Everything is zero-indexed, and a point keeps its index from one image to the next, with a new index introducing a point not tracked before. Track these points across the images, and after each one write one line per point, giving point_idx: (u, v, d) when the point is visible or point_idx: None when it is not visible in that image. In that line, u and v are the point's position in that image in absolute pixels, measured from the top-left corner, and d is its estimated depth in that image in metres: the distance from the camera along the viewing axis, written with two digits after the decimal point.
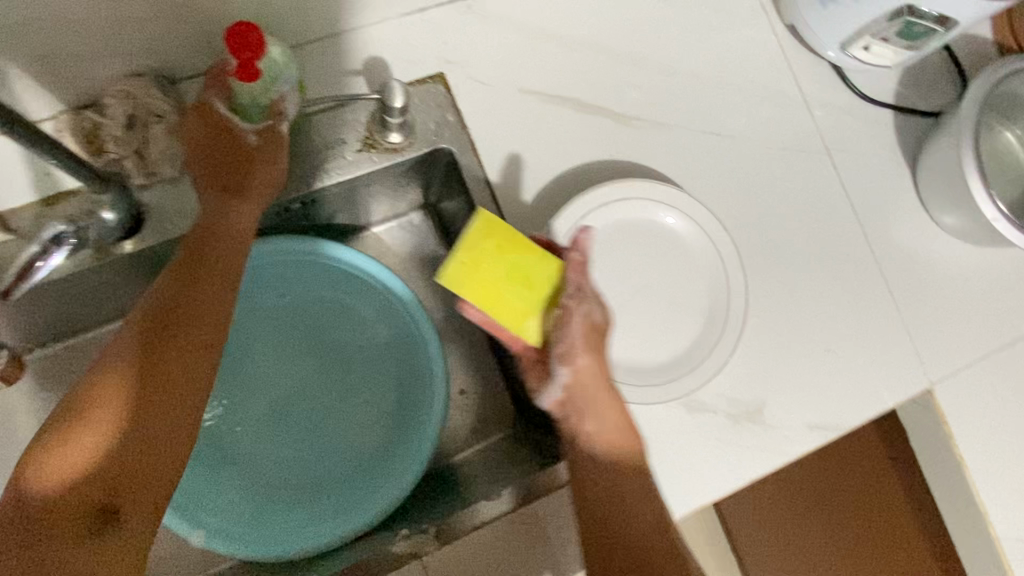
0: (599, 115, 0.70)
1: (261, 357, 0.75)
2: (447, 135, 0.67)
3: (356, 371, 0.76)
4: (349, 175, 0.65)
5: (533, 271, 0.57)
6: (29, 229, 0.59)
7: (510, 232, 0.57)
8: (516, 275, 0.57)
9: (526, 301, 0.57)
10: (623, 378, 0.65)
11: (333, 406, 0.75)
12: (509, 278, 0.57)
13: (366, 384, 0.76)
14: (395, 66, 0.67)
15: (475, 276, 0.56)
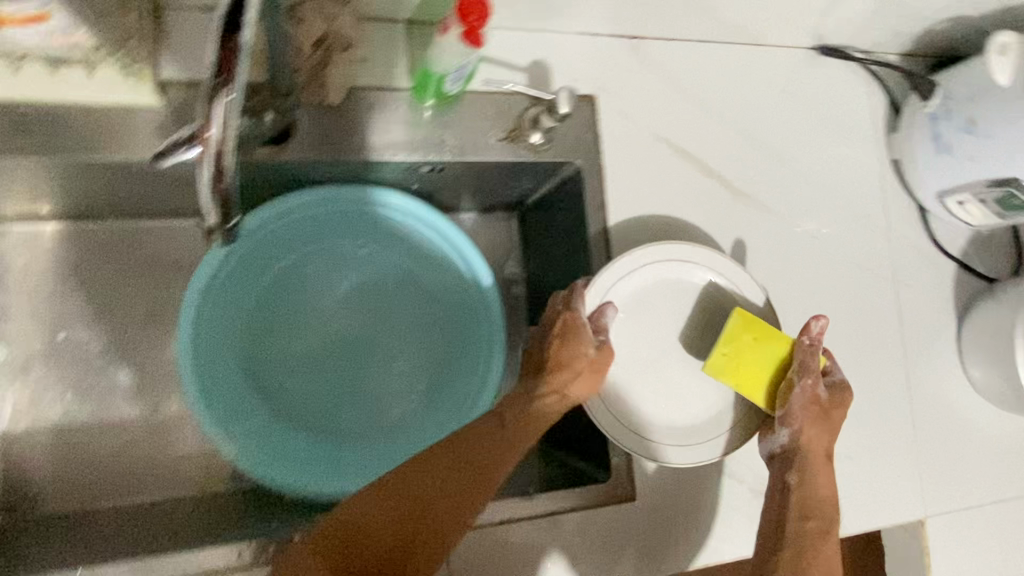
0: (716, 181, 0.75)
1: (327, 302, 0.78)
2: (581, 152, 0.70)
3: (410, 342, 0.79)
4: (486, 159, 0.69)
5: (768, 340, 0.68)
6: (180, 102, 0.58)
7: (763, 327, 0.68)
8: (779, 363, 0.68)
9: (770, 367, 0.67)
10: (670, 424, 0.69)
11: (379, 368, 0.78)
12: (757, 352, 0.67)
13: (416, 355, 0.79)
14: (556, 74, 0.70)
15: (736, 364, 0.67)
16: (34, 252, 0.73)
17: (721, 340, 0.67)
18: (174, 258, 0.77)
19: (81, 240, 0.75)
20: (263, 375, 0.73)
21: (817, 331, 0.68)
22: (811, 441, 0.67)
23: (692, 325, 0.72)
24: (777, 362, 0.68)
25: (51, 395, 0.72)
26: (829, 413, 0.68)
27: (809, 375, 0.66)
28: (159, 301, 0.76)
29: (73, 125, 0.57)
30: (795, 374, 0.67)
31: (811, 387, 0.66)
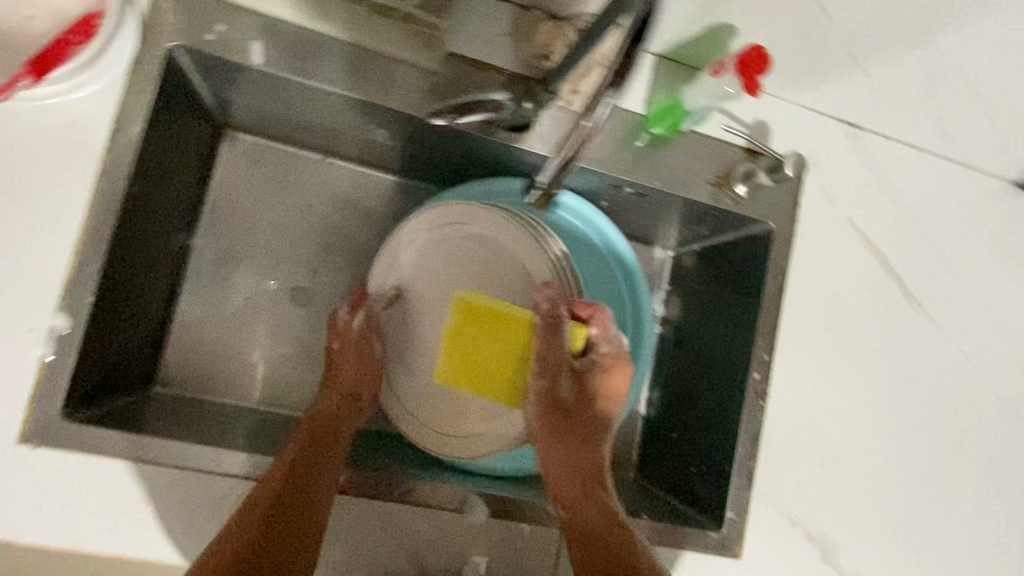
0: (892, 280, 0.77)
1: None
2: (777, 217, 0.73)
3: None
4: (691, 196, 0.72)
5: (485, 311, 0.61)
6: (453, 75, 0.65)
7: (494, 309, 0.61)
8: (512, 347, 0.61)
9: (483, 339, 0.61)
10: (787, 493, 0.72)
11: None
12: (479, 336, 0.61)
13: None
14: (775, 140, 0.73)
15: (461, 355, 0.61)
16: (251, 163, 0.80)
17: (450, 338, 0.61)
18: (366, 205, 0.83)
19: (292, 163, 0.81)
20: None
21: (590, 317, 0.63)
22: (568, 442, 0.63)
23: (832, 409, 0.74)
24: (507, 351, 0.61)
25: (228, 294, 0.78)
26: (586, 391, 0.63)
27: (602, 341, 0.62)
28: (342, 239, 0.82)
29: (355, 66, 0.64)
30: (574, 353, 0.62)
31: (548, 352, 0.61)
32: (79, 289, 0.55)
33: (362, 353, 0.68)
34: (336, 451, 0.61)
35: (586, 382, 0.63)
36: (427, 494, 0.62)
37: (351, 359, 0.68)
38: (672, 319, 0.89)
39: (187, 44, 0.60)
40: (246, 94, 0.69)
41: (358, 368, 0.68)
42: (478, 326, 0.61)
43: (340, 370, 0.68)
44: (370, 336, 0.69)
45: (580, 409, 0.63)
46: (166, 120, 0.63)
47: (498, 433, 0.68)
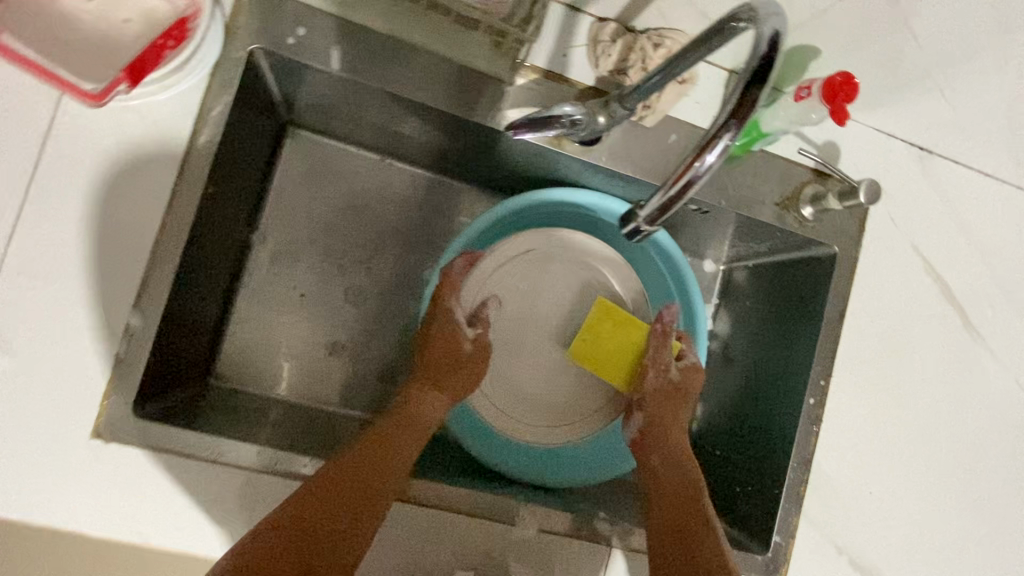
0: (954, 311, 0.75)
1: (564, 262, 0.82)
2: (841, 241, 0.72)
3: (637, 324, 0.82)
4: (757, 216, 0.71)
5: (619, 318, 0.70)
6: (526, 86, 0.64)
7: (625, 315, 0.70)
8: (631, 353, 0.69)
9: (613, 346, 0.69)
10: (836, 520, 0.71)
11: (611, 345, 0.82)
12: (608, 350, 0.69)
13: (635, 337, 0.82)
14: (844, 163, 0.72)
15: (589, 350, 0.69)
16: (311, 160, 0.80)
17: (584, 327, 0.70)
18: (422, 205, 0.83)
19: (350, 161, 0.81)
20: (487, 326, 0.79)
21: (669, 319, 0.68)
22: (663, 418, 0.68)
23: (887, 438, 0.73)
24: (630, 350, 0.69)
25: (285, 290, 0.78)
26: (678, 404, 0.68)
27: (660, 364, 0.68)
28: (398, 240, 0.82)
29: (431, 74, 0.63)
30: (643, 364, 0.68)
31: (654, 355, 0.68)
32: (157, 290, 0.56)
33: (448, 356, 0.67)
34: (412, 448, 0.63)
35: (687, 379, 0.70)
36: (480, 503, 0.63)
37: (442, 348, 0.67)
38: (721, 333, 0.88)
39: (267, 46, 0.60)
40: (316, 94, 0.69)
41: (448, 377, 0.68)
42: (609, 323, 0.70)
43: (456, 342, 0.68)
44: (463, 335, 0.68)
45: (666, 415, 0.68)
46: (241, 119, 0.63)
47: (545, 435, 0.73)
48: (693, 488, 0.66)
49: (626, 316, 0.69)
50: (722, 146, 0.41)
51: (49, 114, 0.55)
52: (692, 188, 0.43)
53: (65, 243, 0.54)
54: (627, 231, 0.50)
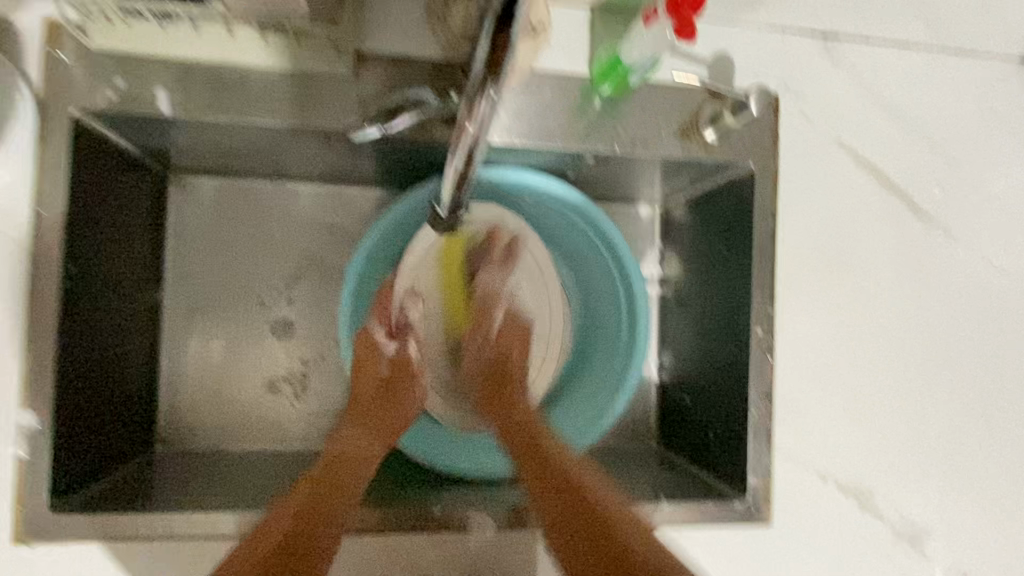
0: (895, 198, 0.69)
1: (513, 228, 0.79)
2: (756, 155, 0.67)
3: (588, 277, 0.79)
4: (658, 152, 0.66)
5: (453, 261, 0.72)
6: (372, 81, 0.60)
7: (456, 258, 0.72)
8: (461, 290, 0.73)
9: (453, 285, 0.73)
10: (811, 447, 0.67)
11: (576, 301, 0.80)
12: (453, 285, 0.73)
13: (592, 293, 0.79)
14: (740, 71, 0.66)
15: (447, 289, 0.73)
16: (206, 203, 0.77)
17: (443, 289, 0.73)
18: (329, 222, 0.80)
19: (245, 194, 0.78)
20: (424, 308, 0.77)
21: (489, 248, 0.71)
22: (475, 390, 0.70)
23: (848, 350, 0.68)
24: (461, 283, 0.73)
25: (210, 342, 0.76)
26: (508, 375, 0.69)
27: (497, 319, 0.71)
28: (312, 262, 0.79)
29: (268, 92, 0.59)
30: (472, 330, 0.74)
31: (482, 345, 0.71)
32: (39, 380, 0.56)
33: (379, 395, 0.66)
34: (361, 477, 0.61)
35: (505, 346, 0.70)
36: (432, 517, 0.62)
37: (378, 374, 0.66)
38: (671, 277, 0.84)
39: (87, 106, 0.57)
40: (170, 141, 0.66)
41: (369, 414, 0.65)
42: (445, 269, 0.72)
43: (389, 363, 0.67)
44: (375, 354, 0.66)
45: (509, 350, 0.70)
46: (95, 187, 0.61)
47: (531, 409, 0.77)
48: (545, 449, 0.64)
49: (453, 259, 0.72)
50: (488, 101, 0.39)
51: None
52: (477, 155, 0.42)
53: None
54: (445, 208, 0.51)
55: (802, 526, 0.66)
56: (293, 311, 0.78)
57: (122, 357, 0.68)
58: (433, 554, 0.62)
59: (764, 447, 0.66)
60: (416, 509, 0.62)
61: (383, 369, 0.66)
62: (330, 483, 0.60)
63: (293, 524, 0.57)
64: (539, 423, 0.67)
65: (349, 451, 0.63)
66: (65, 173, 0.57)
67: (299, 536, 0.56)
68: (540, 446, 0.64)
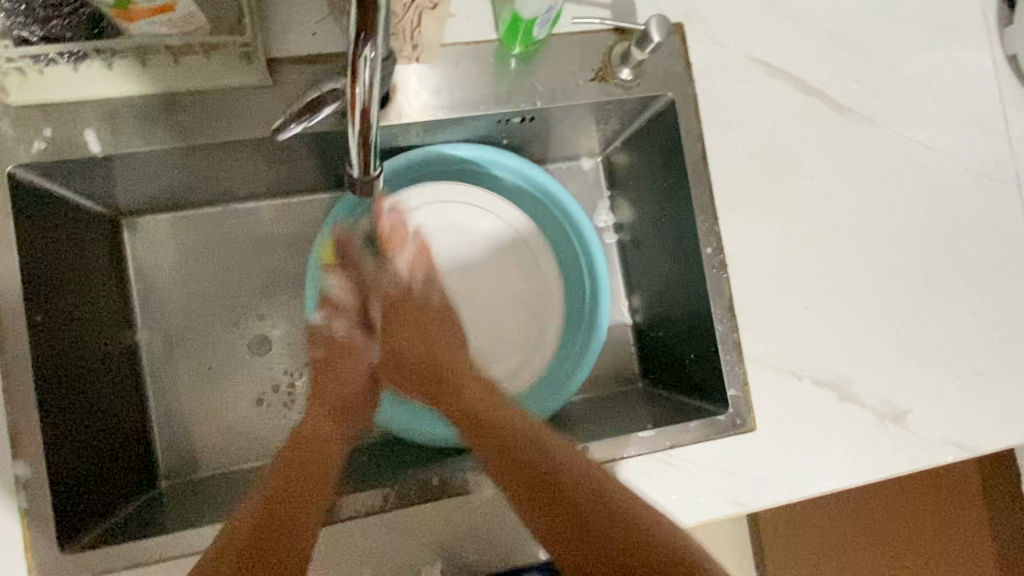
0: (813, 98, 0.72)
1: None
2: (673, 84, 0.69)
3: None
4: (579, 99, 0.68)
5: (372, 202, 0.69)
6: (292, 83, 0.62)
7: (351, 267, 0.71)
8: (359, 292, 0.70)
9: None
10: (781, 349, 0.70)
11: None
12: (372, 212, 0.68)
13: None
14: (642, 6, 0.68)
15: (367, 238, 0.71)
16: (162, 239, 0.79)
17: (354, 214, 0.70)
18: (286, 234, 0.82)
19: (199, 224, 0.80)
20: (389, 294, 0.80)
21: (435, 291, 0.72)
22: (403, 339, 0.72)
23: (798, 250, 0.71)
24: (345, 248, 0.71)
25: (196, 370, 0.78)
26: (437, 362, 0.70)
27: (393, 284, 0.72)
28: (278, 275, 0.81)
29: (194, 113, 0.61)
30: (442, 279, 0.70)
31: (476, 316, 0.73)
32: (25, 432, 0.57)
33: (335, 373, 0.70)
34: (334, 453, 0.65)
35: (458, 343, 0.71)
36: (458, 483, 0.64)
37: (335, 383, 0.70)
38: (625, 222, 0.86)
39: (20, 161, 0.59)
40: (113, 182, 0.68)
41: (330, 393, 0.69)
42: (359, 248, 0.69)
43: (339, 368, 0.71)
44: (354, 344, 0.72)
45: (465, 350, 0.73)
46: (46, 236, 0.63)
47: None
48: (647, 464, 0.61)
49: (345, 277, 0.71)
50: (365, 62, 0.40)
51: None
52: (373, 112, 0.45)
53: None
54: (355, 170, 0.51)
55: (789, 427, 0.69)
56: (269, 324, 0.80)
57: (106, 399, 0.69)
58: (446, 525, 0.63)
59: (738, 358, 0.69)
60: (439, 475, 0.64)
61: (350, 377, 0.70)
62: (308, 448, 0.64)
63: (280, 488, 0.60)
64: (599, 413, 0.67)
65: (314, 426, 0.67)
66: (10, 229, 0.58)
67: (288, 510, 0.58)
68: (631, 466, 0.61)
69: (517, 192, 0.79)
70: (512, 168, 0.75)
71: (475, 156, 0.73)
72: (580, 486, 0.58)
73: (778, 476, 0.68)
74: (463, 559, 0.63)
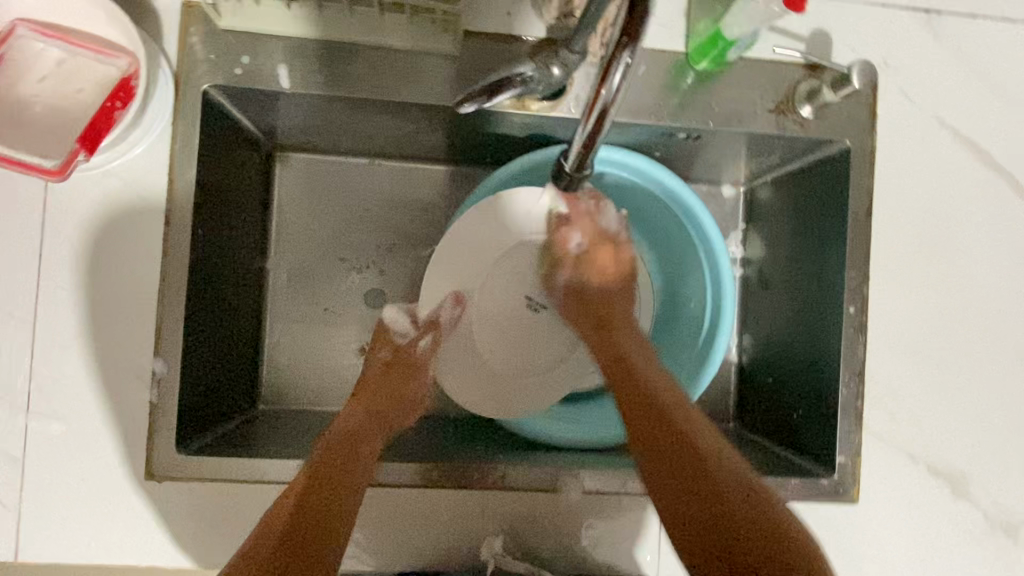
0: (996, 175, 0.68)
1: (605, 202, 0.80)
2: (853, 132, 0.66)
3: (677, 252, 0.78)
4: (751, 128, 0.66)
5: (717, 50, 0.61)
6: (475, 58, 0.63)
7: (720, 45, 0.61)
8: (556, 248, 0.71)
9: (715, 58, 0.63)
10: (902, 427, 0.66)
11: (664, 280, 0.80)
12: (718, 53, 0.62)
13: (683, 269, 0.78)
14: (839, 46, 0.65)
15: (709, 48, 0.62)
16: (306, 177, 0.82)
17: (714, 57, 0.62)
18: (420, 197, 0.84)
19: (342, 171, 0.83)
20: None
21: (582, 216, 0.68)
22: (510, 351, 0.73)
23: (943, 331, 0.67)
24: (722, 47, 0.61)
25: (310, 309, 0.81)
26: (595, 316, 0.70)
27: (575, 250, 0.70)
28: (405, 235, 0.83)
29: (380, 67, 0.63)
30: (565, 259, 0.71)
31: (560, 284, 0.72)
32: (168, 331, 0.60)
33: (383, 373, 0.72)
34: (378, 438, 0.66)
35: (583, 307, 0.71)
36: (522, 479, 0.64)
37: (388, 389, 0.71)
38: (754, 258, 0.83)
39: (216, 82, 0.62)
40: (282, 115, 0.71)
41: (380, 385, 0.71)
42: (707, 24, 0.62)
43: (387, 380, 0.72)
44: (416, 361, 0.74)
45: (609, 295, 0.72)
46: (219, 157, 0.67)
47: None
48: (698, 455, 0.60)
49: (711, 52, 0.62)
50: (621, 65, 0.41)
51: (34, 195, 0.60)
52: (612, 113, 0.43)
53: (77, 307, 0.60)
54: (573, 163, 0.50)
55: (890, 508, 0.66)
56: (386, 278, 0.83)
57: (233, 318, 0.72)
58: (528, 513, 0.64)
59: (855, 427, 0.66)
60: (504, 468, 0.64)
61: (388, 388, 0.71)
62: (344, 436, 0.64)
63: (326, 463, 0.61)
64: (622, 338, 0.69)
65: (356, 415, 0.67)
66: (194, 143, 0.61)
67: (322, 503, 0.58)
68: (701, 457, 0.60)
69: (658, 202, 0.76)
70: (659, 183, 0.72)
71: (628, 164, 0.70)
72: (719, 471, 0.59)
73: (868, 555, 0.65)
74: (536, 553, 0.64)
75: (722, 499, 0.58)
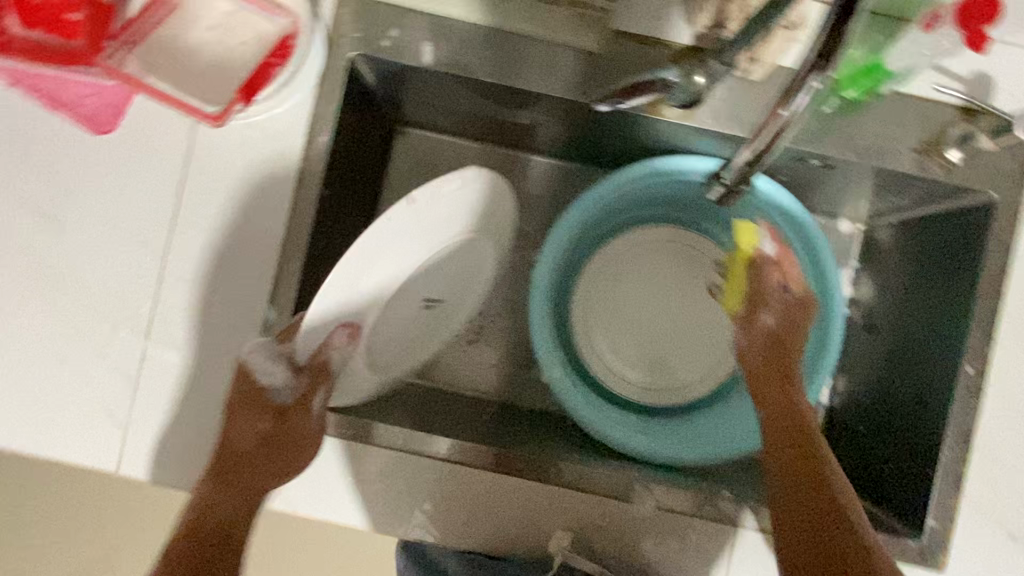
0: None
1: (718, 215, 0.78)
2: (1001, 184, 0.63)
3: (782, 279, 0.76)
4: (890, 165, 0.63)
5: (871, 78, 0.59)
6: (616, 58, 0.63)
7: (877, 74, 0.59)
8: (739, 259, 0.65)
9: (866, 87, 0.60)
10: (1005, 500, 0.63)
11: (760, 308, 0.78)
12: (871, 82, 0.60)
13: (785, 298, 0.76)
14: (1001, 92, 0.62)
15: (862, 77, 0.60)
16: (421, 153, 0.84)
17: (865, 86, 0.60)
18: (527, 188, 0.85)
19: (457, 152, 0.84)
20: (600, 274, 0.81)
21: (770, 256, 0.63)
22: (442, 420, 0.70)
23: None
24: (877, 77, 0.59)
25: None
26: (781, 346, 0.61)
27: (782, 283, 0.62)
28: None
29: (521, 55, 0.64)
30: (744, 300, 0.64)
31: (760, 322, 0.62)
32: (284, 281, 0.63)
33: (251, 395, 0.59)
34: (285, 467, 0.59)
35: (778, 346, 0.61)
36: (597, 483, 0.64)
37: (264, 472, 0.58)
38: (862, 299, 0.79)
39: (364, 51, 0.64)
40: (414, 90, 0.72)
41: (257, 460, 0.58)
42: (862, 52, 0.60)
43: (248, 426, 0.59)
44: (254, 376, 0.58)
45: (777, 351, 0.61)
46: (352, 123, 0.69)
47: (689, 389, 0.79)
48: (829, 488, 0.55)
49: (865, 80, 0.60)
50: (805, 90, 0.41)
51: (185, 135, 0.63)
52: None
53: (205, 246, 0.63)
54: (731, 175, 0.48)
55: None
56: None
57: None
58: (596, 517, 0.64)
59: (956, 494, 0.62)
60: (580, 470, 0.64)
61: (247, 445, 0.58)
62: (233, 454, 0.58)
63: (220, 479, 0.57)
64: (785, 353, 0.61)
65: (239, 432, 0.58)
66: (335, 106, 0.64)
67: (205, 554, 0.54)
68: (805, 453, 0.56)
69: (772, 227, 0.74)
70: (781, 209, 0.70)
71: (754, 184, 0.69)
72: (844, 519, 0.53)
73: None
74: (598, 558, 0.64)
75: (837, 549, 0.52)
